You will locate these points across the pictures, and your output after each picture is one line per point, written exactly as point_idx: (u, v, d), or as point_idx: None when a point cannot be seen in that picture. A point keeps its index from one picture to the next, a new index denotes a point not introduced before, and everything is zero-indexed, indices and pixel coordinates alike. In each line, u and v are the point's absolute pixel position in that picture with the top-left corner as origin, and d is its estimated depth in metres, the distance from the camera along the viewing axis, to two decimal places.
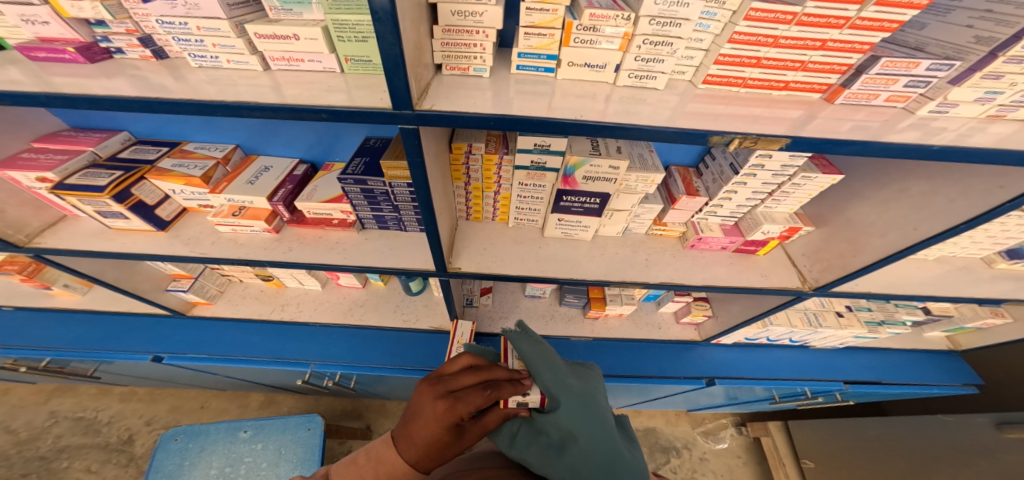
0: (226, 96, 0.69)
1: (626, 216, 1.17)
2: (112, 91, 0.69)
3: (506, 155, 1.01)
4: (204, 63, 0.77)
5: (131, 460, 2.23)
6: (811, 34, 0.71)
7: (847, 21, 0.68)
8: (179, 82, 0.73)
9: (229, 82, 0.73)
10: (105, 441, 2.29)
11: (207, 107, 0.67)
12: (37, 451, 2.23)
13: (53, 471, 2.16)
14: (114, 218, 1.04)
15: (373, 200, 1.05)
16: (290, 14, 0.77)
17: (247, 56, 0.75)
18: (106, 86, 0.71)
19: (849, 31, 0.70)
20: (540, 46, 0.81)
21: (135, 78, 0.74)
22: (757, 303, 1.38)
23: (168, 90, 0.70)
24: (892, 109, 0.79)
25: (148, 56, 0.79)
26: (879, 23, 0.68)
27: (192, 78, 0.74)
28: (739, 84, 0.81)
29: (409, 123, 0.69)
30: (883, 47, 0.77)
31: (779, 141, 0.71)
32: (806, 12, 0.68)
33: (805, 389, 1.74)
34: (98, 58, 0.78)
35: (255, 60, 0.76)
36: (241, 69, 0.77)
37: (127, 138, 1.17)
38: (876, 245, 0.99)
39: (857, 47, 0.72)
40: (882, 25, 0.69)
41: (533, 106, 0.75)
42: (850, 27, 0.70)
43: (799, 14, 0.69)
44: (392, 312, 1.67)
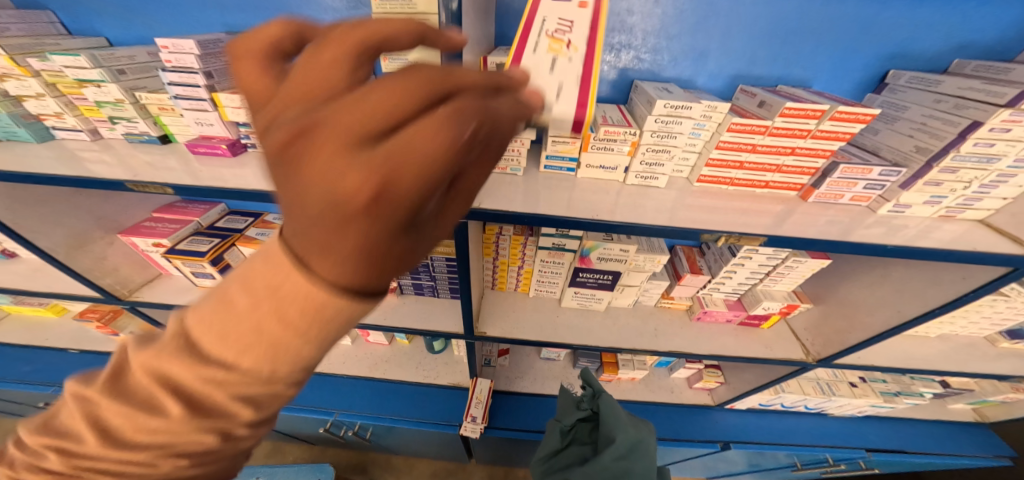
0: None
1: (636, 290, 1.30)
2: (242, 180, 0.91)
3: (531, 237, 1.19)
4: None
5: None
6: (783, 142, 0.88)
7: (809, 132, 0.85)
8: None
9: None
10: None
11: None
12: None
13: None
14: (205, 278, 1.22)
15: (415, 271, 1.23)
16: None
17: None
18: (237, 175, 0.93)
19: (812, 140, 0.86)
20: (564, 150, 1.00)
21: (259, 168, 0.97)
22: (767, 371, 1.44)
23: None
24: (858, 206, 0.93)
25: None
26: (835, 134, 0.84)
27: None
28: (727, 183, 0.99)
29: (461, 217, 0.88)
30: (844, 152, 0.92)
31: (757, 239, 0.85)
32: (776, 126, 0.85)
33: (827, 456, 1.71)
34: (239, 151, 1.01)
35: None
36: None
37: (223, 209, 1.34)
38: (868, 323, 1.08)
39: (820, 153, 0.88)
40: (838, 135, 0.84)
41: (556, 203, 0.93)
42: (812, 137, 0.86)
43: (770, 127, 0.86)
44: (414, 368, 1.80)
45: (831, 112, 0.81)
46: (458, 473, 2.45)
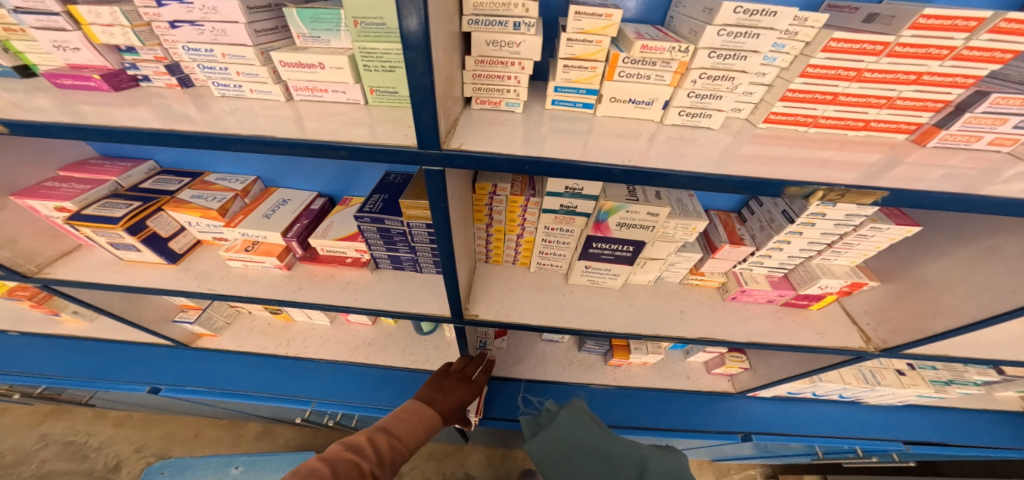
0: (243, 128, 0.62)
1: (660, 264, 1.07)
2: (130, 119, 0.64)
3: (533, 197, 0.94)
4: (228, 92, 0.73)
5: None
6: (906, 66, 0.60)
7: (952, 51, 0.57)
8: (203, 111, 0.67)
9: (250, 112, 0.67)
10: (90, 468, 2.20)
11: (217, 141, 0.60)
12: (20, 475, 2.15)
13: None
14: (126, 250, 0.97)
15: (390, 241, 0.98)
16: (318, 41, 0.70)
17: (271, 86, 0.70)
18: (128, 114, 0.65)
19: (952, 63, 0.59)
20: (580, 79, 0.70)
21: (158, 107, 0.68)
22: (808, 359, 1.23)
23: (191, 120, 0.63)
24: (994, 153, 0.66)
25: (174, 84, 0.75)
26: (990, 54, 0.57)
27: (215, 108, 0.68)
28: (807, 123, 0.69)
29: (435, 163, 0.61)
30: (984, 82, 0.65)
31: (871, 194, 0.58)
32: (902, 42, 0.58)
33: (856, 447, 1.56)
34: (124, 86, 0.75)
35: (278, 89, 0.70)
36: (264, 99, 0.72)
37: (153, 167, 1.12)
38: (961, 307, 0.85)
39: (958, 81, 0.61)
40: (993, 55, 0.57)
41: (568, 146, 0.66)
42: (953, 58, 0.58)
43: (892, 44, 0.58)
44: (400, 353, 1.56)
45: (995, 20, 0.54)
46: (455, 454, 2.33)
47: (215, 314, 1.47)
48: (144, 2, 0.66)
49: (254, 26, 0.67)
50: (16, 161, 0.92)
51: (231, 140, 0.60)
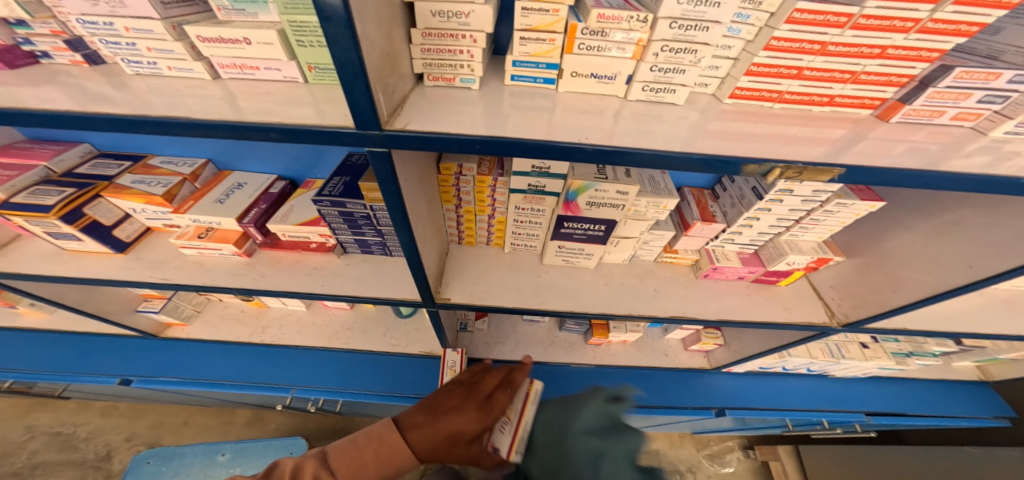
0: (163, 109, 0.57)
1: (633, 243, 1.07)
2: (38, 100, 0.58)
3: (500, 177, 0.92)
4: (142, 70, 0.66)
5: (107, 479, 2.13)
6: (869, 40, 0.57)
7: (916, 23, 0.54)
8: (121, 91, 0.62)
9: (173, 92, 0.62)
10: (82, 458, 2.18)
11: (133, 123, 0.55)
12: (9, 467, 2.12)
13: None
14: (66, 239, 0.92)
15: (354, 224, 0.95)
16: (243, 15, 0.64)
17: (190, 63, 0.64)
18: (35, 96, 0.59)
19: (917, 37, 0.56)
20: (538, 53, 0.67)
21: (70, 86, 0.62)
22: (776, 334, 1.26)
23: (106, 102, 0.58)
24: (959, 128, 0.66)
25: (79, 61, 0.68)
26: (955, 27, 0.54)
27: (133, 86, 0.63)
28: (772, 98, 0.67)
29: (379, 144, 0.57)
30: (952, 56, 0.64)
31: (829, 171, 0.57)
32: (866, 14, 0.54)
33: (822, 419, 1.63)
34: (21, 62, 0.67)
35: (201, 67, 0.65)
36: (185, 78, 0.66)
37: (88, 150, 1.06)
38: (921, 281, 0.87)
39: (924, 55, 0.59)
40: (958, 29, 0.55)
41: (530, 123, 0.63)
42: (918, 31, 0.56)
43: (856, 16, 0.54)
44: (381, 336, 1.54)
45: None
46: None
47: (183, 303, 1.44)
48: None
49: None
50: None
51: (154, 122, 0.55)
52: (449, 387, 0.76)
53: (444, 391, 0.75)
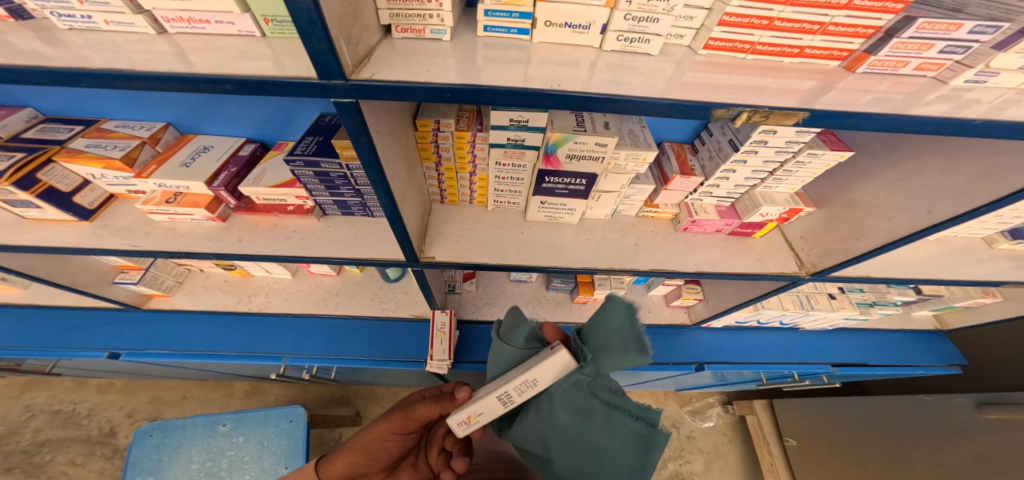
0: (105, 62, 0.54)
1: (614, 197, 1.08)
2: None
3: (479, 132, 0.92)
4: (76, 25, 0.61)
5: (115, 453, 2.18)
6: None
7: None
8: (54, 46, 0.57)
9: (114, 47, 0.58)
10: (86, 434, 2.22)
11: (79, 78, 0.52)
12: (14, 446, 2.15)
13: (36, 465, 2.10)
14: (25, 207, 0.89)
15: (331, 185, 0.94)
16: None
17: (131, 16, 0.59)
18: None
19: None
20: (510, 1, 0.64)
21: None
22: (750, 287, 1.32)
23: (41, 56, 0.54)
24: (921, 78, 0.67)
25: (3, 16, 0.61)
26: None
27: (70, 42, 0.58)
28: (745, 50, 0.67)
29: (345, 95, 0.56)
30: (916, 7, 0.64)
31: (794, 115, 0.59)
32: None
33: (792, 370, 1.74)
34: None
35: (143, 21, 0.60)
36: (126, 32, 0.61)
37: (33, 114, 1.01)
38: (882, 228, 0.91)
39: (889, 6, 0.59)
40: None
41: (504, 74, 0.62)
42: None
43: None
44: (370, 301, 1.57)
45: None
46: None
47: (162, 273, 1.42)
48: None
49: None
50: None
51: (98, 76, 0.52)
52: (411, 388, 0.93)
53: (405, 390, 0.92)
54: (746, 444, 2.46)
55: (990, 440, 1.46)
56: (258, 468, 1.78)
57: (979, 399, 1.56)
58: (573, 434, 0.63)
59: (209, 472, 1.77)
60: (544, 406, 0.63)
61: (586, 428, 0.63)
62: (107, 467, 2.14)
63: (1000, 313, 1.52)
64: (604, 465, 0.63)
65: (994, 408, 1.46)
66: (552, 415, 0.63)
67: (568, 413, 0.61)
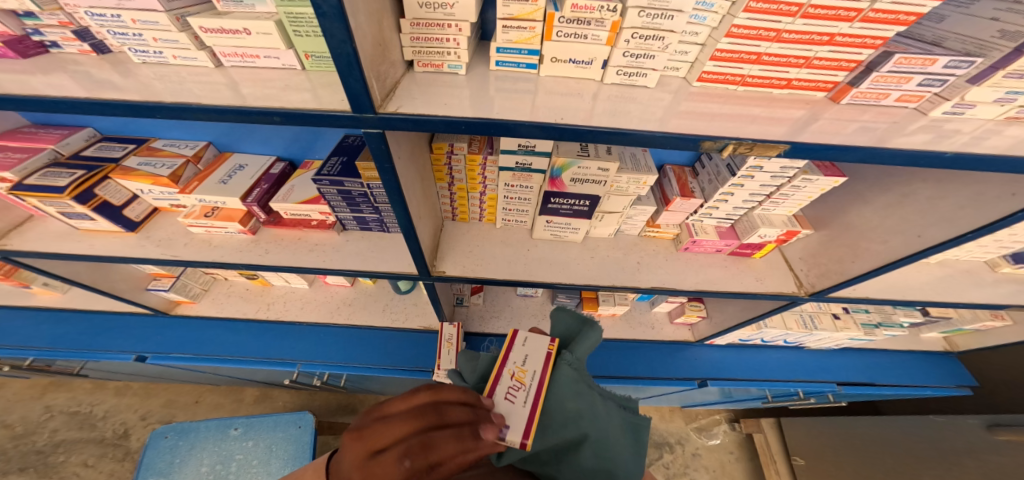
0: (172, 94, 0.62)
1: (617, 218, 1.14)
2: (53, 87, 0.62)
3: (490, 155, 0.98)
4: (148, 59, 0.70)
5: (126, 455, 2.24)
6: (819, 27, 0.61)
7: (859, 13, 0.58)
8: (128, 79, 0.66)
9: (179, 79, 0.66)
10: (101, 436, 2.29)
11: (149, 109, 0.60)
12: (32, 445, 2.22)
13: (49, 466, 2.17)
14: (80, 219, 0.98)
15: (352, 202, 1.01)
16: (242, 5, 0.69)
17: (194, 52, 0.68)
18: (47, 82, 0.63)
19: (861, 25, 0.60)
20: (520, 40, 0.71)
21: (78, 74, 0.66)
22: (752, 305, 1.35)
23: (116, 89, 0.63)
24: (902, 109, 0.70)
25: (88, 50, 0.71)
26: (894, 16, 0.58)
27: (140, 74, 0.67)
28: (736, 82, 0.71)
29: (373, 127, 0.63)
30: (897, 42, 0.68)
31: (777, 147, 0.63)
32: (815, 3, 0.58)
33: (798, 389, 1.74)
34: (32, 53, 0.69)
35: (204, 56, 0.69)
36: (190, 66, 0.70)
37: (93, 134, 1.10)
38: (876, 251, 0.94)
39: (868, 42, 0.63)
40: (897, 17, 0.58)
41: (514, 106, 0.69)
42: (861, 20, 0.60)
43: (805, 5, 0.58)
44: (381, 311, 1.63)
45: None
46: None
47: (191, 281, 1.50)
48: None
49: None
50: None
51: (165, 107, 0.60)
52: (390, 461, 0.48)
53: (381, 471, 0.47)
54: (751, 465, 2.41)
55: (1000, 461, 1.44)
56: (267, 473, 1.82)
57: (990, 420, 1.54)
58: (585, 424, 0.67)
59: (219, 476, 1.82)
60: (553, 398, 0.69)
61: (593, 416, 0.68)
62: (119, 469, 2.20)
63: (1010, 336, 1.51)
64: (615, 453, 0.66)
65: (1006, 429, 1.44)
66: (564, 406, 0.68)
67: (574, 400, 0.69)
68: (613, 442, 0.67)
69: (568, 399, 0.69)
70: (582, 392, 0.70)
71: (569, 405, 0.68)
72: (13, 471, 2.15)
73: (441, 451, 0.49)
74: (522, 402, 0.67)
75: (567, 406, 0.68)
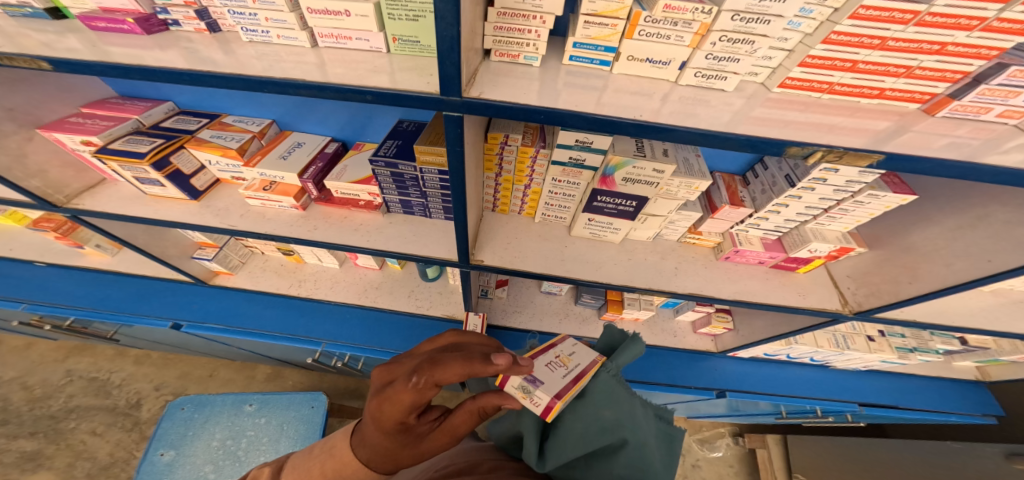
0: (275, 71, 0.64)
1: (660, 221, 1.13)
2: (160, 60, 0.65)
3: (543, 149, 0.98)
4: (255, 38, 0.72)
5: (135, 425, 2.30)
6: (932, 36, 0.60)
7: (982, 22, 0.56)
8: (230, 55, 0.68)
9: (276, 57, 0.68)
10: (114, 404, 2.36)
11: (254, 83, 0.62)
12: (48, 409, 2.30)
13: (59, 431, 2.23)
14: (151, 185, 1.01)
15: (402, 185, 1.02)
16: None
17: (297, 32, 0.70)
18: (157, 56, 0.67)
19: (979, 35, 0.58)
20: (599, 37, 0.71)
21: (187, 50, 0.69)
22: (786, 320, 1.33)
23: (217, 64, 0.65)
24: (1002, 125, 0.68)
25: (203, 29, 0.75)
26: (1020, 26, 0.56)
27: (241, 52, 0.69)
28: (822, 89, 0.70)
29: (455, 110, 0.64)
30: (1011, 55, 0.65)
31: (869, 157, 0.63)
32: (934, 11, 0.56)
33: (817, 407, 1.72)
34: (155, 30, 0.74)
35: (305, 36, 0.70)
36: (290, 46, 0.72)
37: (172, 108, 1.15)
38: (938, 273, 0.92)
39: (983, 53, 0.60)
40: (1022, 28, 0.56)
41: (581, 100, 0.69)
42: (982, 29, 0.57)
43: (922, 13, 0.57)
44: (406, 297, 1.63)
45: None
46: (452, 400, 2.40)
47: (231, 252, 1.54)
48: None
49: None
50: (44, 99, 0.97)
51: (261, 81, 0.62)
52: (399, 388, 0.57)
53: (394, 395, 0.57)
54: None
55: None
56: (275, 450, 1.86)
57: (1010, 449, 1.49)
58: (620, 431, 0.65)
59: (228, 449, 1.86)
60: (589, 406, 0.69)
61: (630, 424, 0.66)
62: (126, 438, 2.26)
63: None
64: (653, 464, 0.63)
65: None
66: (598, 413, 0.68)
67: (608, 408, 0.68)
68: (650, 452, 0.64)
69: (602, 407, 0.69)
70: (617, 401, 0.70)
71: (603, 412, 0.68)
72: (24, 434, 2.22)
73: (440, 372, 0.56)
74: (560, 374, 0.71)
75: (603, 412, 0.68)
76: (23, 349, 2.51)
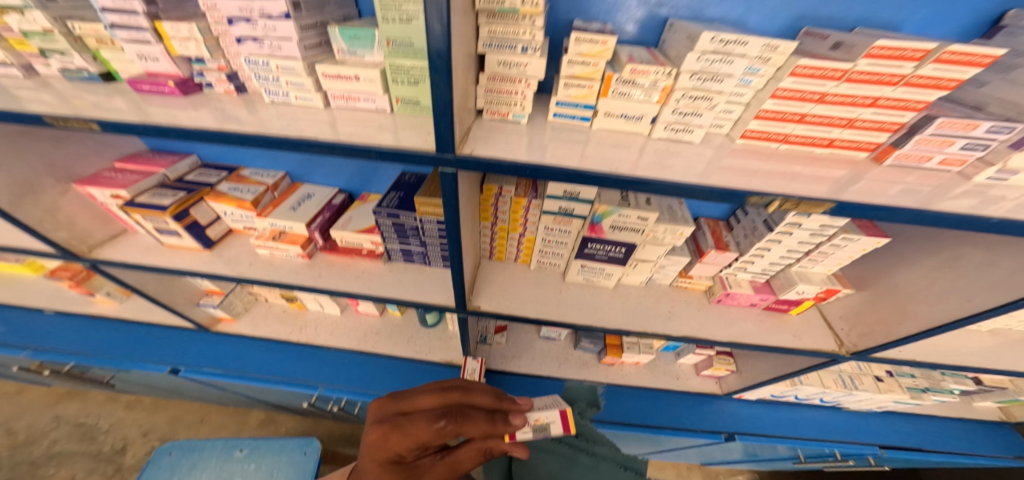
0: (291, 131, 0.71)
1: (650, 266, 1.16)
2: (193, 119, 0.75)
3: (535, 199, 1.04)
4: (276, 98, 0.82)
5: (117, 472, 2.22)
6: (863, 91, 0.67)
7: (902, 78, 0.64)
8: (252, 114, 0.77)
9: (293, 117, 0.77)
10: (98, 449, 2.29)
11: (272, 141, 0.69)
12: (28, 455, 2.24)
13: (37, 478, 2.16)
14: (169, 235, 1.07)
15: (403, 235, 1.08)
16: (355, 56, 0.80)
17: (313, 94, 0.80)
18: (192, 115, 0.76)
19: (903, 89, 0.65)
20: (579, 95, 0.79)
21: (217, 109, 0.80)
22: (788, 362, 1.31)
23: (242, 123, 0.74)
24: (946, 173, 0.73)
25: (232, 90, 0.86)
26: (937, 81, 0.63)
27: (263, 112, 0.79)
28: (778, 140, 0.76)
29: (449, 166, 0.70)
30: (939, 106, 0.72)
31: (821, 205, 0.67)
32: (858, 69, 0.64)
33: (836, 450, 1.63)
34: (191, 90, 0.86)
35: (319, 97, 0.80)
36: (307, 106, 0.81)
37: (195, 162, 1.24)
38: (923, 313, 0.93)
39: (910, 105, 0.67)
40: (939, 83, 0.63)
41: (566, 154, 0.75)
42: (905, 84, 0.65)
43: (850, 71, 0.64)
44: (405, 343, 1.63)
45: (939, 51, 0.60)
46: None
47: (236, 300, 1.58)
48: (217, 19, 0.77)
49: (303, 41, 0.77)
50: (76, 157, 1.08)
51: (273, 139, 0.70)
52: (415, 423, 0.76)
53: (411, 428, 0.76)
54: None
55: None
56: None
57: None
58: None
59: None
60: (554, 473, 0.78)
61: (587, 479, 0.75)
62: None
63: None
64: None
65: None
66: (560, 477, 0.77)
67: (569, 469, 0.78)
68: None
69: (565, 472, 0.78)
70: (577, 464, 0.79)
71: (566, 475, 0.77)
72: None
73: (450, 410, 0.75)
74: None
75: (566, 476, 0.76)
76: (13, 394, 2.47)
